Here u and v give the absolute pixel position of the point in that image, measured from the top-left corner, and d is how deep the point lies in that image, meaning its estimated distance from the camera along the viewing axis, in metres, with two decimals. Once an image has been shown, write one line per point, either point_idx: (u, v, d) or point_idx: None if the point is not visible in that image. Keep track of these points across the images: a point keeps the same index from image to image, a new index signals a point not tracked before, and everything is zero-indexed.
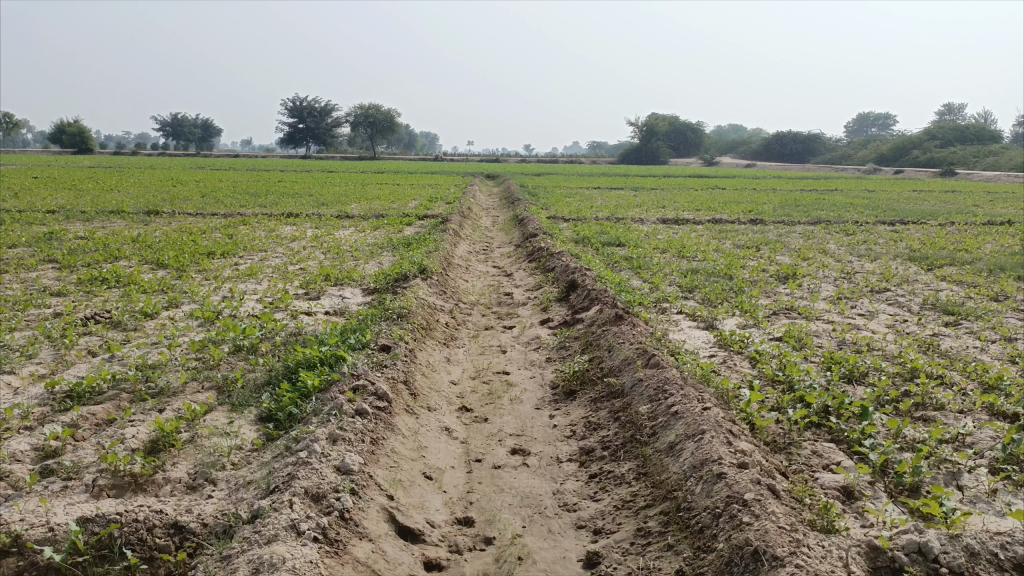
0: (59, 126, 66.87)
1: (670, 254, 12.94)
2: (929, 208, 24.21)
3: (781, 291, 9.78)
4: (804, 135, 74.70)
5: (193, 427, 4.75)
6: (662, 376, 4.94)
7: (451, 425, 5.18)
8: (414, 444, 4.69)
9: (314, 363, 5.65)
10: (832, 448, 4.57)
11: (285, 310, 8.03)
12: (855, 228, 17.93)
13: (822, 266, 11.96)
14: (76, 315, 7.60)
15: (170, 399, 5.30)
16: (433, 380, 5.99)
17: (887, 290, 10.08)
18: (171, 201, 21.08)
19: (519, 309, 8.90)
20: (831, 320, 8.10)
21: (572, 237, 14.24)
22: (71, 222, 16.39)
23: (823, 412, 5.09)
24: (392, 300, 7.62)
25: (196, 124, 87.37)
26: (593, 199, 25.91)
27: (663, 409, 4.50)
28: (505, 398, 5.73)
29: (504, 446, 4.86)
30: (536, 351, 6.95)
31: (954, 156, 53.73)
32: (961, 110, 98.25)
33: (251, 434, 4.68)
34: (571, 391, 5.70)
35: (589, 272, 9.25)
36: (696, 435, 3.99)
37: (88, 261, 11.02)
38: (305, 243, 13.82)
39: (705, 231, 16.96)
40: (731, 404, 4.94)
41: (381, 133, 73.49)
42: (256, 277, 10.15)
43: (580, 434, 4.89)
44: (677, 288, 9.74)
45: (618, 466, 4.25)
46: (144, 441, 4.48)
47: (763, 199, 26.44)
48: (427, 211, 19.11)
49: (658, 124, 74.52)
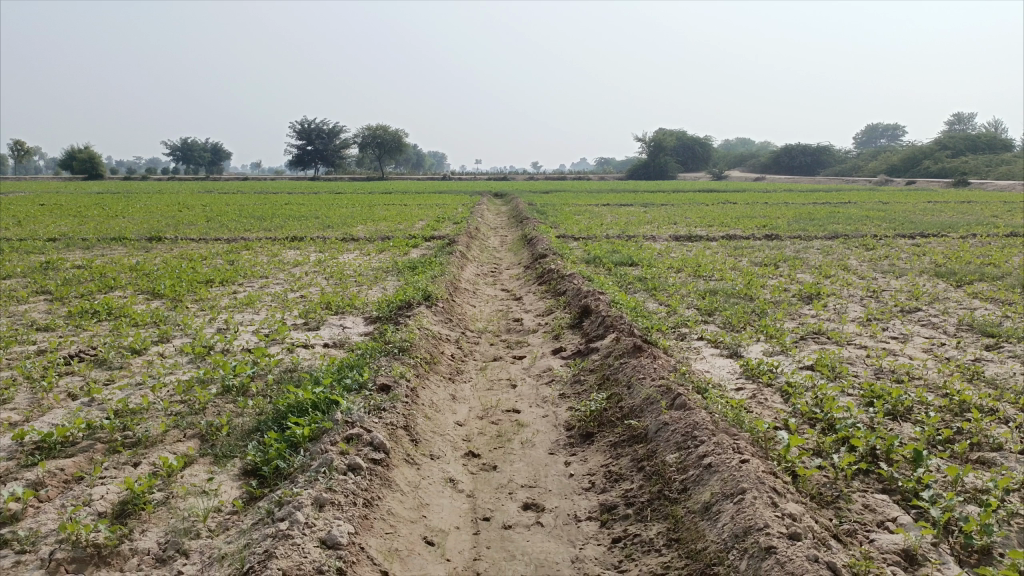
0: (70, 152, 67.27)
1: (686, 274, 12.43)
2: (947, 220, 23.60)
3: (807, 313, 9.25)
4: (814, 148, 74.25)
5: (168, 485, 4.26)
6: (690, 420, 4.42)
7: (456, 475, 4.68)
8: (415, 501, 4.20)
9: (305, 408, 5.16)
10: (886, 501, 4.04)
11: (281, 342, 7.57)
12: (875, 242, 17.37)
13: (846, 284, 11.42)
14: (59, 353, 7.16)
15: (147, 450, 4.81)
16: (436, 422, 5.49)
17: (918, 309, 9.53)
18: (175, 226, 20.74)
19: (530, 337, 8.42)
20: (863, 345, 7.55)
21: (583, 257, 13.77)
22: (71, 250, 16.04)
23: (870, 455, 4.58)
24: (394, 332, 7.14)
25: (205, 147, 87.93)
26: (602, 216, 25.36)
27: (694, 460, 3.99)
28: (516, 442, 5.23)
29: (515, 501, 4.35)
30: (549, 385, 6.45)
31: (967, 166, 53.11)
32: (971, 121, 97.54)
33: (232, 493, 4.19)
34: (588, 434, 5.19)
35: (602, 296, 8.75)
36: (736, 495, 3.48)
37: (82, 292, 10.62)
38: (308, 269, 13.38)
39: (721, 248, 16.45)
40: (769, 450, 4.42)
41: (389, 153, 73.51)
42: (254, 307, 9.71)
43: (599, 486, 4.38)
44: (695, 312, 9.23)
45: (645, 529, 3.74)
46: (112, 503, 4.00)
47: (776, 214, 25.86)
48: (434, 232, 18.70)
49: (666, 139, 74.18)
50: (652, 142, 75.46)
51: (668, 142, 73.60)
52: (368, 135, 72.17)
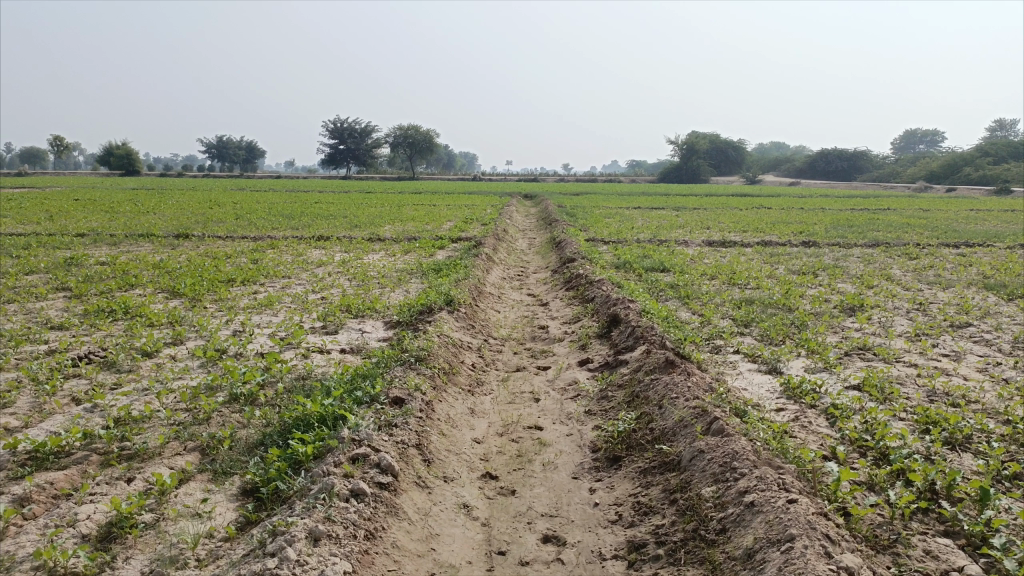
0: (108, 149, 68.23)
1: (720, 282, 11.96)
2: (991, 229, 22.77)
3: (849, 326, 8.76)
4: (851, 153, 72.89)
5: (160, 505, 3.94)
6: (729, 449, 4.00)
7: (470, 501, 4.31)
8: (423, 532, 3.84)
9: (312, 423, 4.82)
10: (950, 547, 3.61)
11: (296, 347, 7.28)
12: (917, 251, 16.70)
13: (890, 295, 10.86)
14: (68, 354, 6.91)
15: (143, 464, 4.51)
16: (452, 440, 5.13)
17: (969, 324, 8.98)
18: (203, 224, 20.67)
19: (555, 346, 8.03)
20: (913, 364, 7.06)
21: (613, 261, 13.35)
22: (98, 246, 15.95)
23: (928, 492, 4.14)
24: (411, 339, 6.79)
25: (239, 145, 88.81)
26: (633, 220, 24.81)
27: (733, 496, 3.58)
28: (537, 464, 4.85)
29: (534, 532, 3.97)
30: (574, 401, 6.05)
31: (1010, 172, 51.61)
32: (1014, 126, 95.31)
33: (227, 517, 3.87)
34: (615, 457, 4.78)
35: (633, 304, 8.32)
36: (784, 542, 3.08)
37: (101, 290, 10.44)
38: (331, 269, 13.13)
39: (756, 255, 15.91)
40: (817, 484, 3.99)
41: (421, 153, 73.54)
42: (272, 308, 9.44)
43: (626, 519, 3.98)
44: (731, 323, 8.77)
45: (678, 575, 3.34)
46: (98, 527, 3.69)
47: (813, 220, 25.19)
48: (462, 233, 18.42)
49: (699, 142, 73.26)
50: (685, 144, 74.49)
51: (701, 145, 72.77)
52: (399, 136, 72.28)
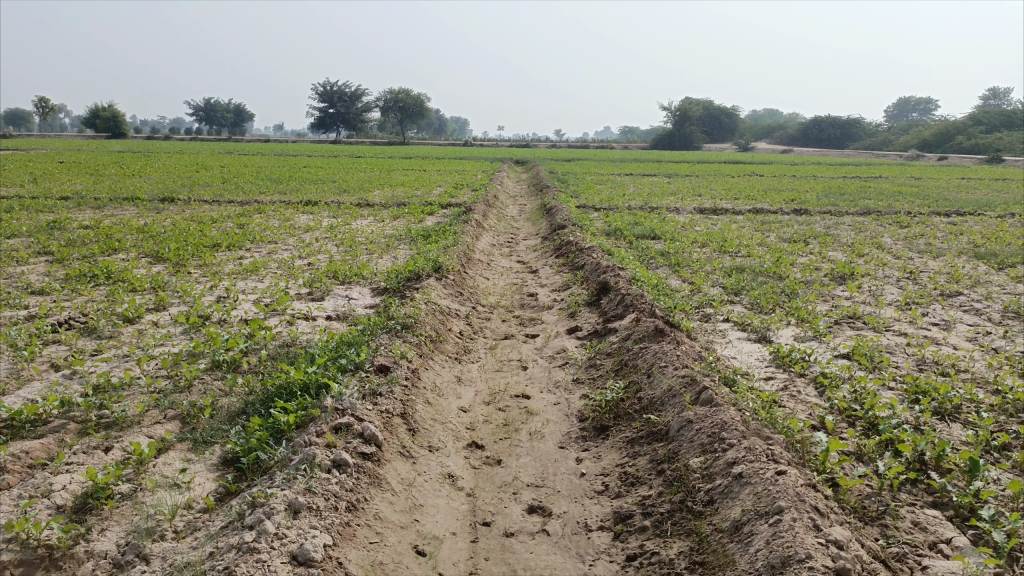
0: (93, 111, 67.16)
1: (711, 249, 11.87)
2: (982, 198, 22.71)
3: (840, 295, 8.70)
4: (844, 120, 72.52)
5: (137, 476, 3.86)
6: (718, 419, 3.94)
7: (455, 471, 4.25)
8: (407, 503, 3.78)
9: (295, 391, 4.73)
10: (938, 518, 3.57)
11: (281, 313, 7.17)
12: (909, 220, 16.63)
13: (881, 264, 10.80)
14: (47, 320, 6.78)
15: (121, 433, 4.42)
16: (438, 409, 5.07)
17: (960, 293, 8.94)
18: (190, 188, 20.37)
19: (544, 313, 7.95)
20: (903, 333, 7.02)
21: (604, 228, 13.23)
22: (82, 210, 15.70)
23: (917, 462, 4.10)
24: (398, 306, 6.68)
25: (227, 108, 87.63)
26: (625, 186, 24.62)
27: (722, 468, 3.52)
28: (524, 433, 4.79)
29: (519, 503, 3.92)
30: (562, 369, 5.99)
31: (1002, 141, 51.49)
32: (1007, 95, 95.10)
33: (206, 488, 3.79)
34: (603, 427, 4.72)
35: (623, 271, 8.23)
36: (772, 515, 3.02)
37: (84, 254, 10.26)
38: (318, 235, 12.97)
39: (747, 222, 15.81)
40: (806, 455, 3.94)
41: (412, 118, 72.74)
42: (258, 274, 9.30)
43: (613, 489, 3.93)
44: (721, 291, 8.70)
45: (664, 547, 3.29)
46: (73, 497, 3.61)
47: (805, 187, 25.08)
48: (451, 198, 18.22)
49: (692, 108, 72.69)
50: (677, 110, 73.91)
51: (694, 112, 72.28)
52: (390, 100, 71.38)
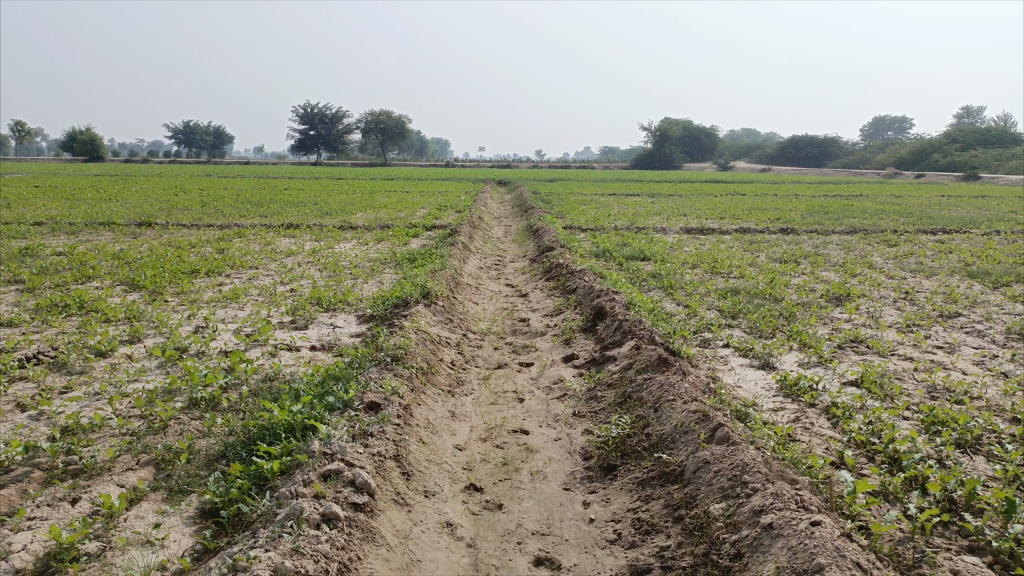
0: (70, 134, 66.39)
1: (703, 271, 11.66)
2: (965, 215, 22.78)
3: (839, 317, 8.50)
4: (821, 139, 73.33)
5: (107, 532, 3.51)
6: (738, 460, 3.66)
7: (454, 519, 3.93)
8: (403, 559, 3.47)
9: (278, 433, 4.40)
10: (978, 566, 3.31)
11: (263, 344, 6.82)
12: (896, 238, 16.55)
13: (875, 284, 10.64)
14: (14, 354, 6.39)
15: (90, 482, 4.06)
16: (432, 448, 4.75)
17: (959, 314, 8.76)
18: (167, 212, 19.92)
19: (537, 340, 7.67)
20: (908, 357, 6.79)
21: (592, 250, 13.00)
22: (54, 236, 15.22)
23: (947, 502, 3.84)
24: (387, 335, 6.37)
25: (207, 130, 87.17)
26: (609, 206, 24.47)
27: (749, 517, 3.25)
28: (525, 473, 4.49)
29: (525, 554, 3.62)
30: (561, 401, 5.70)
31: (977, 159, 52.16)
32: (980, 113, 96.85)
33: (182, 546, 3.45)
34: (609, 466, 4.43)
35: (617, 295, 7.97)
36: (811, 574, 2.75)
37: (55, 283, 9.84)
38: (301, 259, 12.63)
39: (735, 242, 15.66)
40: (831, 497, 3.67)
41: (393, 139, 72.56)
42: (238, 301, 8.95)
43: (627, 538, 3.64)
44: (717, 314, 8.46)
45: None
46: (34, 560, 3.25)
47: (789, 206, 25.11)
48: (435, 221, 17.95)
49: (672, 129, 73.16)
50: (657, 131, 74.29)
51: (674, 132, 72.92)
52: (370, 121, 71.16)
